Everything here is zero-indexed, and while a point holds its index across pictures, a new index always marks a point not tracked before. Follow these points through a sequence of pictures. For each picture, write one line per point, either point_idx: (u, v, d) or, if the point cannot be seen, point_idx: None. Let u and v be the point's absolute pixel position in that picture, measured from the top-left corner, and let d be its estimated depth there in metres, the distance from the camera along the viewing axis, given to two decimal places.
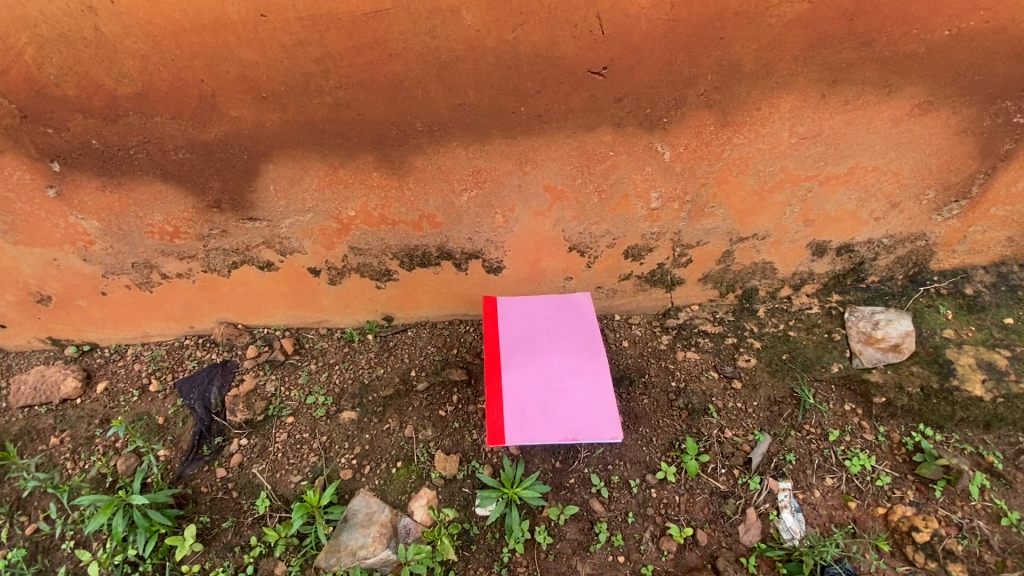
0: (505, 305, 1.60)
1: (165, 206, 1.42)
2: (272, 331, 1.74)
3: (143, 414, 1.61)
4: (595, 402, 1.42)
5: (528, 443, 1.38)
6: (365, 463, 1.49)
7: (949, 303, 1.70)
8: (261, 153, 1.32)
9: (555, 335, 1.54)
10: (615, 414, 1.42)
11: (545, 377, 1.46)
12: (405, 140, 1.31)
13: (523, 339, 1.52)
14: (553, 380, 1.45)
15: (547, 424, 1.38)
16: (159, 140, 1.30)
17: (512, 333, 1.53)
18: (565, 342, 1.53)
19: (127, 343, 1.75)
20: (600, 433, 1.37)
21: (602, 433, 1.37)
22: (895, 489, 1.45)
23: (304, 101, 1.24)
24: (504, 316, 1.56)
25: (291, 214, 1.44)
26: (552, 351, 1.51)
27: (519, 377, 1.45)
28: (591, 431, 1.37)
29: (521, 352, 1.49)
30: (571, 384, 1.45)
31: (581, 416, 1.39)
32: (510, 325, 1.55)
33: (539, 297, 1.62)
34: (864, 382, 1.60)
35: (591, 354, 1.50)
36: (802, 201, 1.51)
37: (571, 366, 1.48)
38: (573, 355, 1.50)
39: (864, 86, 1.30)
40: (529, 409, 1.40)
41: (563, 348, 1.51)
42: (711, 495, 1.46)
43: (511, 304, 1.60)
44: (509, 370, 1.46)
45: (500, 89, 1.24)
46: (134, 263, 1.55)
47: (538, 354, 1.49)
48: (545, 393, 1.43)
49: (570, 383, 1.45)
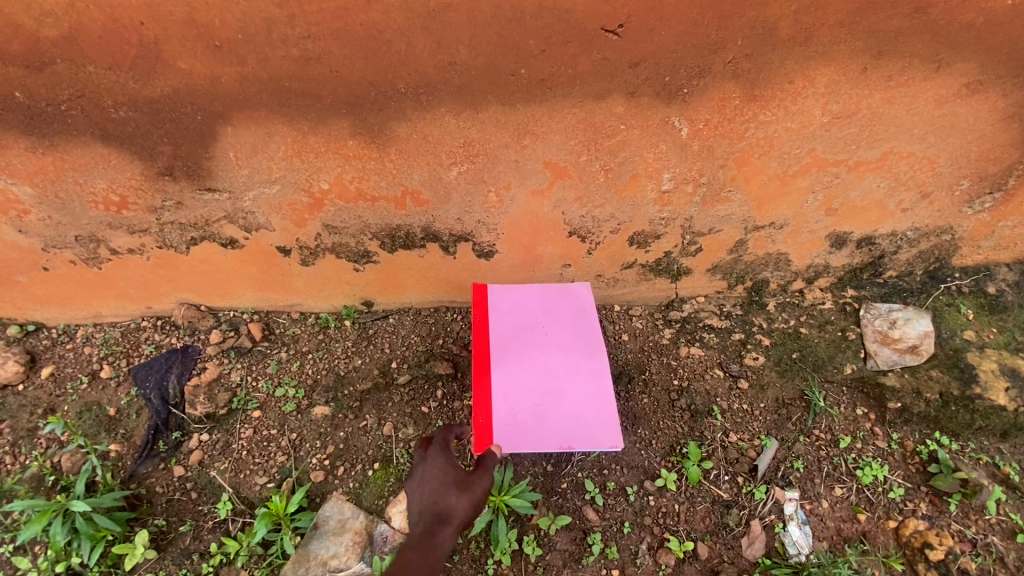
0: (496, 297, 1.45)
1: (108, 172, 1.23)
2: (238, 314, 1.58)
3: (92, 404, 1.45)
4: (592, 406, 1.29)
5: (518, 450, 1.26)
6: (338, 464, 1.36)
7: (970, 302, 1.60)
8: (216, 113, 1.13)
9: (551, 330, 1.40)
10: (614, 420, 1.30)
11: (539, 377, 1.32)
12: (386, 104, 1.13)
13: (515, 335, 1.38)
14: (548, 380, 1.32)
15: (539, 431, 1.25)
16: (95, 95, 1.10)
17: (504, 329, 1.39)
18: (562, 338, 1.39)
19: (77, 324, 1.58)
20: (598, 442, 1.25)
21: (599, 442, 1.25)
22: (907, 501, 1.37)
23: (266, 52, 1.05)
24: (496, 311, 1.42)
25: (255, 186, 1.27)
26: (548, 348, 1.37)
27: (509, 377, 1.31)
28: (586, 439, 1.25)
29: (513, 348, 1.36)
30: (567, 386, 1.32)
31: (577, 422, 1.27)
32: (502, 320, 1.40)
33: (535, 287, 1.48)
34: (879, 386, 1.49)
35: (590, 353, 1.37)
36: (826, 188, 1.37)
37: (568, 365, 1.35)
38: (570, 352, 1.37)
39: (912, 61, 1.14)
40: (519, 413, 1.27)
41: (559, 344, 1.38)
42: (713, 504, 1.36)
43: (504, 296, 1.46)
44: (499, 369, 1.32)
45: (497, 47, 1.06)
46: (78, 236, 1.37)
47: (532, 351, 1.36)
48: (537, 395, 1.30)
49: (566, 384, 1.32)
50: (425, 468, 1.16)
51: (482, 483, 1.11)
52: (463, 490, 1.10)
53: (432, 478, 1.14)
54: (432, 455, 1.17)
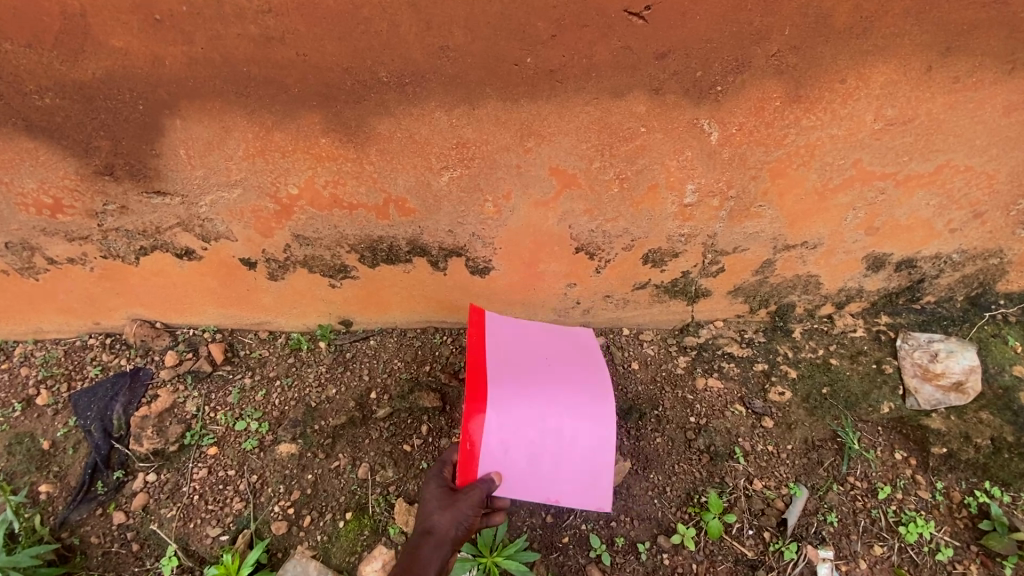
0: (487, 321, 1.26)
1: (36, 170, 1.05)
2: (197, 333, 1.40)
3: (24, 436, 1.27)
4: (596, 456, 1.11)
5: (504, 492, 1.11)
6: (305, 513, 1.18)
7: (1018, 333, 1.44)
8: (162, 103, 0.95)
9: (554, 361, 1.22)
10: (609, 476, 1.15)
11: (538, 411, 1.12)
12: (365, 97, 0.95)
13: (511, 363, 1.18)
14: (547, 418, 1.12)
15: (526, 490, 1.11)
16: (15, 78, 0.92)
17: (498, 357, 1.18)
18: (565, 371, 1.19)
19: (14, 341, 1.40)
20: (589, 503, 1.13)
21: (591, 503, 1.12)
22: (956, 564, 1.20)
23: (218, 30, 0.87)
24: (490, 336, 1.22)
25: (212, 189, 1.08)
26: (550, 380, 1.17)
27: (506, 408, 1.11)
28: (576, 498, 1.12)
29: (513, 373, 1.16)
30: (568, 428, 1.12)
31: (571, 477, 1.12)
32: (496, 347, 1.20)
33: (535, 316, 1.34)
34: (920, 428, 1.33)
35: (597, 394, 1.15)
36: (869, 205, 1.21)
37: (571, 406, 1.13)
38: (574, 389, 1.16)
39: (982, 60, 0.98)
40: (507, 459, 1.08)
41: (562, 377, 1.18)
42: (735, 564, 1.19)
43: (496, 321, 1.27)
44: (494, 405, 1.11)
45: (499, 30, 0.89)
46: (9, 243, 1.19)
47: (533, 381, 1.16)
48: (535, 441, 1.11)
49: (567, 427, 1.12)
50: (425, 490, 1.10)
51: (474, 492, 1.02)
52: (454, 500, 1.02)
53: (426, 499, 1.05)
54: (433, 481, 1.10)
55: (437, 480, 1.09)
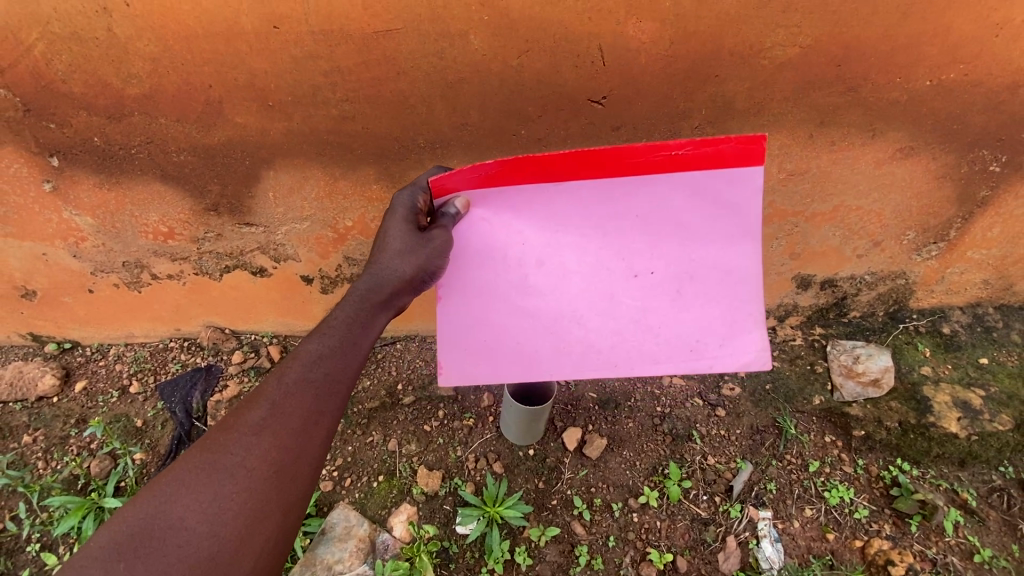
0: (727, 141, 0.93)
1: (161, 207, 1.42)
2: (259, 337, 1.74)
3: (121, 416, 1.61)
4: (518, 337, 1.16)
5: (495, 264, 1.10)
6: (345, 476, 1.53)
7: (927, 340, 1.74)
8: (263, 160, 1.33)
9: (616, 273, 1.10)
10: (503, 359, 1.18)
11: (563, 261, 1.09)
12: (407, 156, 1.33)
13: (617, 220, 1.05)
14: (561, 278, 1.10)
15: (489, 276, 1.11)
16: (162, 142, 1.30)
17: (666, 265, 1.09)
18: (596, 273, 1.10)
19: (110, 343, 1.74)
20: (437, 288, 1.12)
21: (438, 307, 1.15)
22: (872, 523, 1.48)
23: (309, 111, 1.25)
24: (758, 356, 1.16)
25: (288, 222, 1.46)
26: (582, 264, 1.09)
27: (577, 235, 1.07)
28: (481, 343, 1.17)
29: (605, 222, 1.05)
30: (549, 301, 1.13)
31: (513, 356, 1.18)
32: (682, 254, 1.08)
33: (654, 241, 1.07)
34: (844, 415, 1.62)
35: (577, 319, 1.14)
36: (788, 235, 1.57)
37: (565, 294, 1.12)
38: (578, 290, 1.11)
39: (850, 129, 1.34)
40: (466, 200, 1.02)
41: (587, 272, 1.10)
42: (692, 522, 1.47)
43: (710, 185, 0.99)
44: (610, 210, 1.03)
45: (503, 112, 1.26)
46: (125, 262, 1.55)
47: (591, 243, 1.07)
48: (573, 331, 1.15)
49: (552, 301, 1.13)
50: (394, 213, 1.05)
51: (443, 243, 1.02)
52: (421, 247, 1.01)
53: (390, 234, 1.02)
54: (397, 208, 1.06)
55: (406, 211, 1.05)
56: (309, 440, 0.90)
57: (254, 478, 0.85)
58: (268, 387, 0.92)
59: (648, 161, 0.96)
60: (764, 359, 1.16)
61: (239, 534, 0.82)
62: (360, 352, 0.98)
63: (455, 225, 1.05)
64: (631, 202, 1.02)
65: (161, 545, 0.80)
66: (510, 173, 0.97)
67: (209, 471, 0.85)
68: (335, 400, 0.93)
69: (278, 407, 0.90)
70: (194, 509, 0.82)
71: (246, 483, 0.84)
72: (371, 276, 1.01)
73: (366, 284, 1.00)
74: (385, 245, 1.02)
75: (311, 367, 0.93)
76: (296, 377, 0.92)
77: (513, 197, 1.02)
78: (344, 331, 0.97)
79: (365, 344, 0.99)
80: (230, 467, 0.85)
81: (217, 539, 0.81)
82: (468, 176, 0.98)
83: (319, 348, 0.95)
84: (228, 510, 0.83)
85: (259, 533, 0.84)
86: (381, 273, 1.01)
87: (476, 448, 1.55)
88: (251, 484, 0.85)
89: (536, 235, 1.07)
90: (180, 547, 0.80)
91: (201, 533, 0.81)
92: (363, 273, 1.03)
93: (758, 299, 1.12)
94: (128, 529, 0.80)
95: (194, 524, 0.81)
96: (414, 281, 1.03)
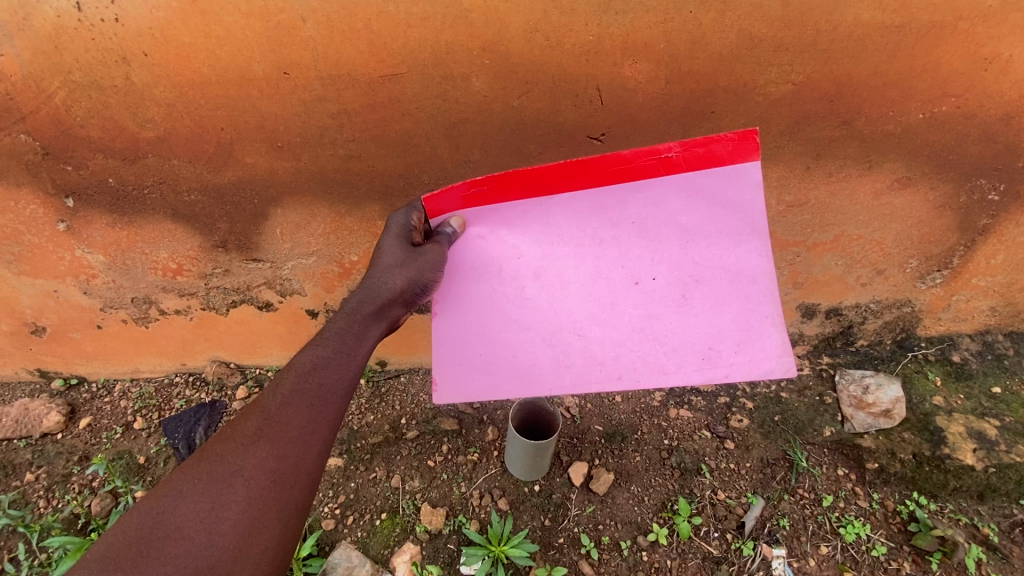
0: (718, 140, 0.94)
1: (171, 244, 1.45)
2: (263, 371, 1.75)
3: (124, 453, 1.61)
4: (517, 349, 1.16)
5: (492, 276, 1.11)
6: (349, 513, 1.50)
7: (937, 369, 1.71)
8: (272, 198, 1.37)
9: (616, 281, 1.09)
10: (501, 371, 1.18)
11: (559, 270, 1.09)
12: (410, 192, 1.36)
13: (612, 228, 1.05)
14: (558, 287, 1.11)
15: (485, 288, 1.12)
16: (174, 182, 1.34)
17: (669, 270, 1.07)
18: (593, 279, 1.09)
19: (115, 378, 1.75)
20: (436, 303, 1.15)
21: (436, 325, 1.16)
22: (891, 561, 1.43)
23: (317, 151, 1.29)
24: (780, 362, 1.09)
25: (295, 257, 1.48)
26: (580, 274, 1.09)
27: (574, 244, 1.07)
28: (478, 356, 1.18)
29: (599, 229, 1.05)
30: (547, 311, 1.13)
31: (513, 369, 1.17)
32: (684, 259, 1.06)
33: (654, 246, 1.06)
34: (856, 447, 1.59)
35: (576, 328, 1.13)
36: (790, 264, 1.58)
37: (562, 304, 1.12)
38: (575, 299, 1.11)
39: (846, 161, 1.36)
40: (461, 220, 1.05)
41: (585, 281, 1.10)
42: (703, 561, 1.42)
43: (707, 185, 0.99)
44: (605, 217, 1.03)
45: (503, 151, 1.30)
46: (134, 298, 1.57)
47: (588, 251, 1.07)
48: (573, 343, 1.14)
49: (550, 312, 1.13)
50: (389, 231, 1.08)
51: (435, 256, 1.02)
52: (412, 260, 1.02)
53: (383, 249, 1.05)
54: (391, 226, 1.08)
55: (400, 229, 1.07)
56: (305, 454, 0.91)
57: (252, 487, 0.87)
58: (263, 398, 0.95)
59: (638, 167, 0.97)
60: (788, 365, 1.09)
61: (235, 545, 0.83)
62: (355, 362, 1.00)
63: (453, 245, 1.07)
64: (627, 209, 1.02)
65: (160, 553, 0.81)
66: (502, 188, 1.00)
67: (208, 482, 0.87)
68: (328, 416, 0.95)
69: (274, 417, 0.92)
70: (192, 518, 0.84)
71: (245, 493, 0.86)
72: (365, 288, 1.04)
73: (360, 297, 1.03)
74: (379, 258, 1.05)
75: (304, 378, 0.95)
76: (290, 390, 0.94)
77: (509, 212, 1.04)
78: (336, 344, 0.99)
79: (360, 355, 1.01)
80: (228, 477, 0.87)
81: (215, 548, 0.82)
82: (458, 195, 1.01)
83: (312, 359, 0.98)
84: (226, 520, 0.84)
85: (256, 552, 0.84)
86: (374, 286, 1.03)
87: (481, 484, 1.53)
88: (251, 495, 0.86)
89: (533, 249, 1.08)
90: (178, 555, 0.81)
91: (197, 544, 0.82)
92: (359, 287, 1.06)
93: (774, 300, 1.07)
94: (127, 539, 0.82)
95: (191, 533, 0.83)
96: (406, 293, 1.04)
